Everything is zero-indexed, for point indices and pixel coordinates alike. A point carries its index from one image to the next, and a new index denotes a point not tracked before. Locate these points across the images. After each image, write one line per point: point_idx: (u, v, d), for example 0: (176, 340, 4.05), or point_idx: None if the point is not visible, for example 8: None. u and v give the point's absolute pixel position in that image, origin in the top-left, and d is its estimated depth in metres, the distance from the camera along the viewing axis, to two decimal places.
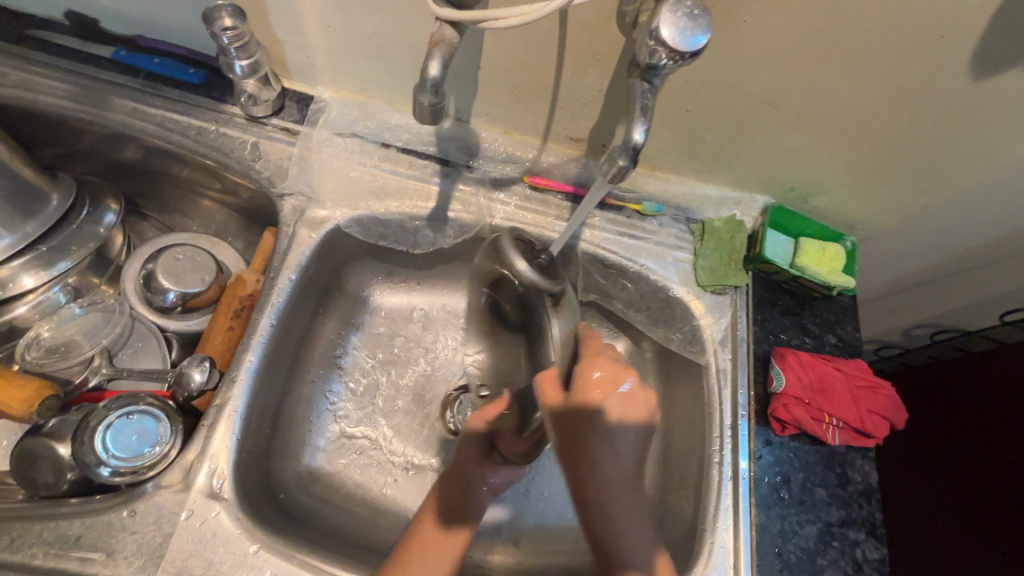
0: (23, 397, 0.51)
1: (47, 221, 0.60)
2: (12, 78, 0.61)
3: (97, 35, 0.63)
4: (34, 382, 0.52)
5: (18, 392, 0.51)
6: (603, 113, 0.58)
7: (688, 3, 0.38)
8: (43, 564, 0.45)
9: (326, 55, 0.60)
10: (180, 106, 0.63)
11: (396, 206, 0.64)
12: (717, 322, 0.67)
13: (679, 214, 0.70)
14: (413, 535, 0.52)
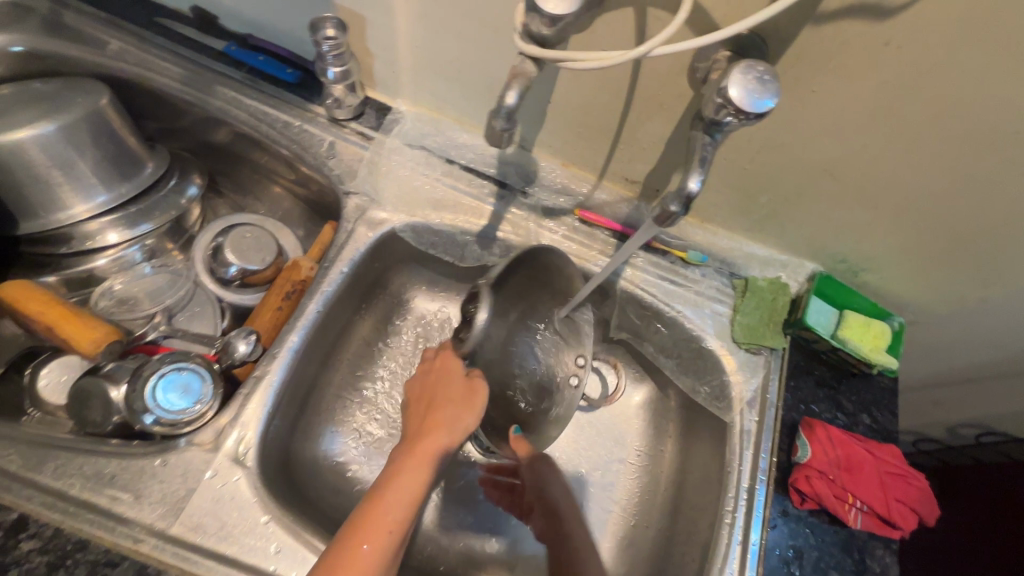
0: (92, 337, 0.55)
1: (139, 184, 0.67)
2: (135, 56, 0.67)
3: (211, 28, 0.70)
4: (104, 325, 0.56)
5: (88, 333, 0.55)
6: (662, 159, 0.61)
7: (759, 67, 0.39)
8: (76, 495, 0.47)
9: (412, 72, 0.64)
10: (273, 101, 0.68)
11: (450, 218, 0.68)
12: (747, 381, 0.67)
13: (723, 267, 0.71)
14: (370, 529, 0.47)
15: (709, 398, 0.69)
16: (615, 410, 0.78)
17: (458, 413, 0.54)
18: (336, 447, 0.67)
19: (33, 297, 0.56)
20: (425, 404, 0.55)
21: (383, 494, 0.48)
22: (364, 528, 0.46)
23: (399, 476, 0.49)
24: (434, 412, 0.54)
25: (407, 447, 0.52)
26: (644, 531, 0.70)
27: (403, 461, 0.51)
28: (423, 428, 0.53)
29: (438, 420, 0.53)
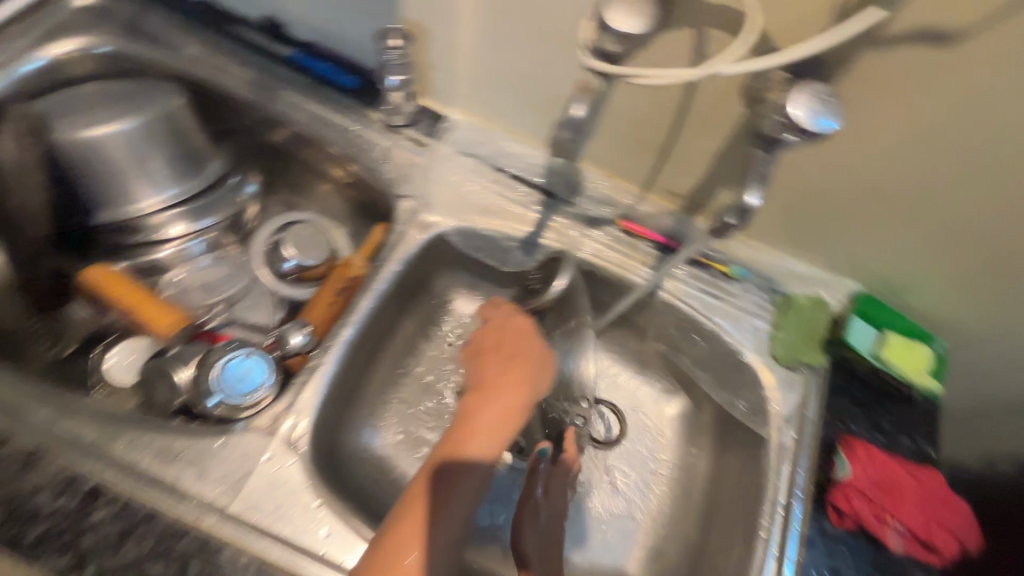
0: (166, 322, 0.61)
1: (204, 181, 0.72)
2: (207, 59, 0.71)
3: (278, 35, 0.73)
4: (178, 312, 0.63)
5: (163, 318, 0.62)
6: (709, 174, 0.63)
7: (821, 92, 0.41)
8: (146, 469, 0.50)
9: (469, 83, 0.67)
10: (333, 105, 0.72)
11: (496, 224, 0.70)
12: (785, 398, 0.66)
13: (764, 283, 0.71)
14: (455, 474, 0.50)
15: (746, 412, 0.69)
16: (647, 421, 0.79)
17: (540, 374, 0.59)
18: (376, 441, 0.69)
19: (121, 283, 0.63)
20: (506, 359, 0.59)
21: (470, 440, 0.52)
22: (455, 471, 0.50)
23: (488, 423, 0.53)
24: (518, 369, 0.58)
25: (491, 395, 0.55)
26: (675, 543, 0.71)
27: (493, 407, 0.54)
28: (508, 382, 0.56)
29: (520, 373, 0.57)
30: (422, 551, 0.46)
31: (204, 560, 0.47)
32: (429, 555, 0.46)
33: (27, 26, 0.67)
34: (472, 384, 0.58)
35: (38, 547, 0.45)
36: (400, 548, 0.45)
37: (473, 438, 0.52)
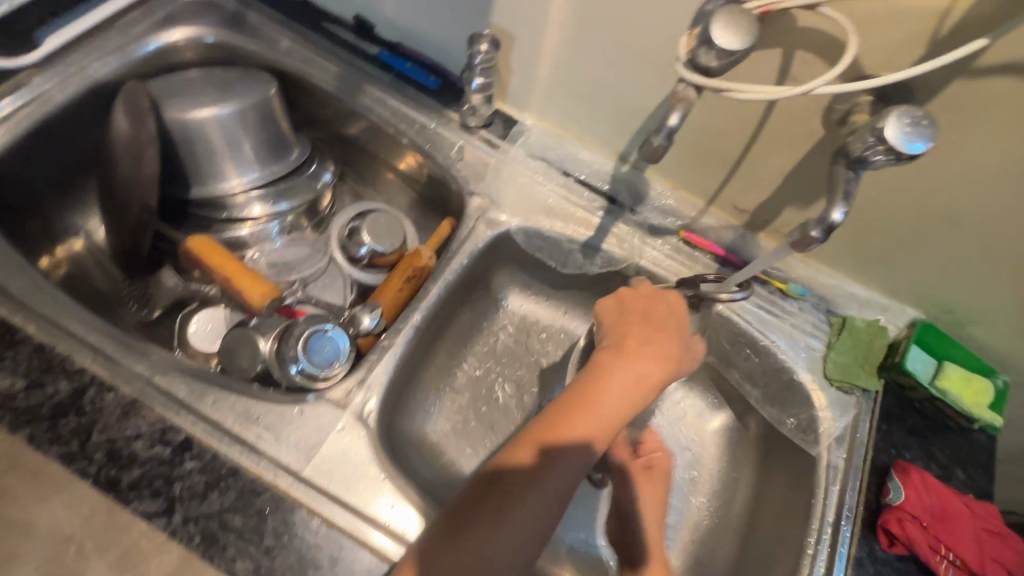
0: (261, 292, 0.64)
1: (286, 166, 0.75)
2: (300, 52, 0.76)
3: (366, 34, 0.77)
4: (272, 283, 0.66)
5: (258, 288, 0.65)
6: (778, 191, 0.64)
7: (918, 112, 0.42)
8: (229, 428, 0.53)
9: (546, 89, 0.70)
10: (414, 103, 0.75)
11: (561, 226, 0.72)
12: (837, 419, 0.67)
13: (821, 303, 0.71)
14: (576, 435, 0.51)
15: (795, 430, 0.69)
16: (690, 431, 0.79)
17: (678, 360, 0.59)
18: (427, 427, 0.71)
19: (217, 254, 0.66)
20: (651, 331, 0.59)
21: (599, 400, 0.53)
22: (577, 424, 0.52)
23: (620, 388, 0.54)
24: (661, 346, 0.58)
25: (629, 361, 0.56)
26: (714, 555, 0.71)
27: (630, 368, 0.55)
28: (646, 348, 0.57)
29: (663, 344, 0.58)
30: (528, 503, 0.48)
31: (279, 517, 0.50)
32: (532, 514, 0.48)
33: (144, 11, 0.72)
34: (612, 339, 0.59)
35: (133, 489, 0.48)
36: (511, 496, 0.48)
37: (604, 395, 0.54)
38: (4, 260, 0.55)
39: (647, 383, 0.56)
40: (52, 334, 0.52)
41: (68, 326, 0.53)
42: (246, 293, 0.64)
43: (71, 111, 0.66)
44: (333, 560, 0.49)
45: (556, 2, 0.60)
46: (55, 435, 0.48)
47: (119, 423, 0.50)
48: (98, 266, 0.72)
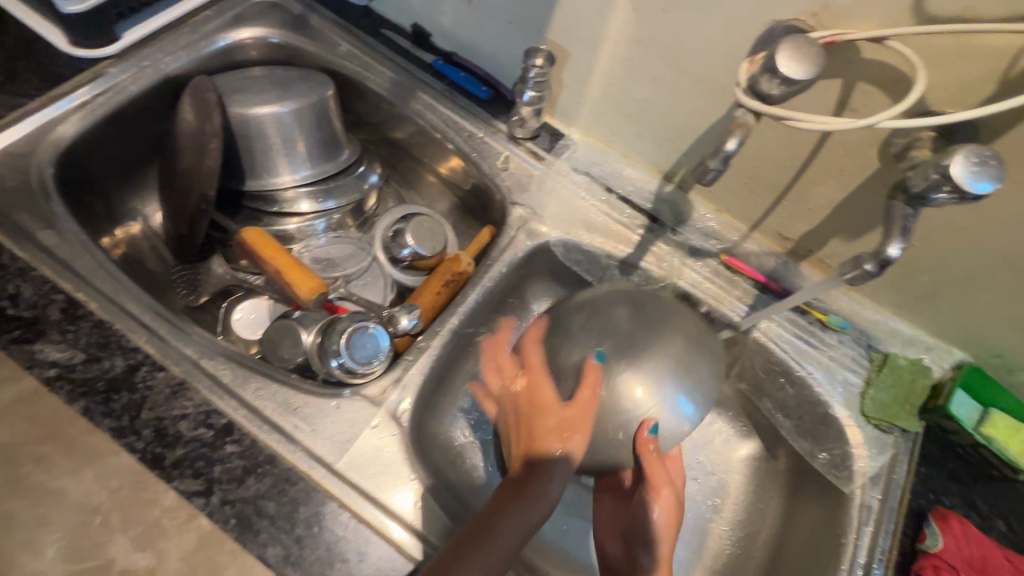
0: (310, 286, 0.65)
1: (337, 167, 0.77)
2: (358, 56, 0.78)
3: (423, 42, 0.79)
4: (320, 278, 0.66)
5: (308, 282, 0.65)
6: (826, 221, 0.63)
7: (986, 151, 0.41)
8: (268, 416, 0.55)
9: (596, 106, 0.71)
10: (464, 112, 0.76)
11: (600, 241, 0.72)
12: (873, 458, 0.65)
13: (862, 337, 0.70)
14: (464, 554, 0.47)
15: (828, 465, 0.68)
16: (716, 457, 0.78)
17: (569, 412, 0.54)
18: (455, 429, 0.72)
19: (270, 245, 0.67)
20: (527, 397, 0.57)
21: (489, 517, 0.49)
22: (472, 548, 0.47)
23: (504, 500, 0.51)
24: (541, 415, 0.55)
25: (517, 474, 0.53)
26: None
27: (517, 482, 0.52)
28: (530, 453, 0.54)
29: (536, 435, 0.54)
30: None
31: (313, 508, 0.50)
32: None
33: (216, 11, 0.76)
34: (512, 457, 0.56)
35: (175, 468, 0.49)
36: None
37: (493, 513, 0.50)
38: (73, 239, 0.58)
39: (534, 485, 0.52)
40: (112, 312, 0.55)
41: (127, 306, 0.56)
42: (295, 287, 0.65)
43: (142, 102, 0.69)
44: (362, 559, 0.49)
45: (614, 22, 0.61)
46: (108, 409, 0.50)
47: (166, 403, 0.52)
48: (151, 250, 0.74)
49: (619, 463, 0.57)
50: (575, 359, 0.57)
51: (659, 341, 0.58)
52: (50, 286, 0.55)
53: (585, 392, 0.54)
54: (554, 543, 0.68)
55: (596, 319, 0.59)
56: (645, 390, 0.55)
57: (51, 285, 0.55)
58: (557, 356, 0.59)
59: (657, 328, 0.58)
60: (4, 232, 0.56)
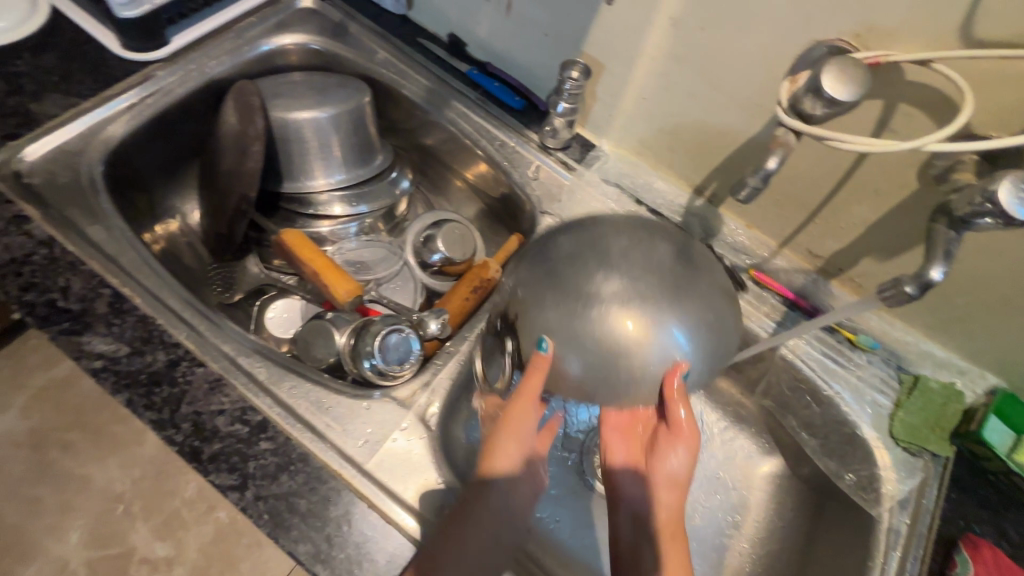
0: (346, 288, 0.67)
1: (370, 172, 0.79)
2: (394, 64, 0.79)
3: (458, 52, 0.80)
4: (356, 281, 0.68)
5: (343, 284, 0.67)
6: (860, 240, 0.63)
7: None
8: (302, 415, 0.56)
9: (629, 119, 0.71)
10: (497, 120, 0.77)
11: None
12: (902, 481, 0.64)
13: (891, 358, 0.69)
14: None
15: (854, 487, 0.67)
16: (738, 473, 0.77)
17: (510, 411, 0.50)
18: None
19: (307, 246, 0.68)
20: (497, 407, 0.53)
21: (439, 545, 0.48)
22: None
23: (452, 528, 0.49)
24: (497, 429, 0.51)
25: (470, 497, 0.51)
26: None
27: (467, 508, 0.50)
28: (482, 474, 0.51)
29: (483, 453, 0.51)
30: None
31: (343, 507, 0.51)
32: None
33: (259, 18, 0.78)
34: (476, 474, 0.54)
35: (212, 462, 0.51)
36: None
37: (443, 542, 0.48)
38: (120, 235, 0.60)
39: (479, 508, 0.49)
40: (155, 307, 0.57)
41: (169, 302, 0.57)
42: (331, 289, 0.66)
43: (186, 104, 0.72)
44: (391, 561, 0.50)
45: (652, 38, 0.61)
46: (149, 402, 0.52)
47: (205, 398, 0.53)
48: (189, 247, 0.77)
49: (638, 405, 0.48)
50: (602, 290, 0.45)
51: (692, 288, 0.46)
52: (98, 281, 0.56)
53: (531, 384, 0.48)
54: (575, 552, 0.68)
55: (587, 247, 0.47)
56: (673, 328, 0.45)
57: (99, 279, 0.57)
58: (579, 285, 0.46)
59: (692, 283, 0.47)
60: (56, 226, 0.59)
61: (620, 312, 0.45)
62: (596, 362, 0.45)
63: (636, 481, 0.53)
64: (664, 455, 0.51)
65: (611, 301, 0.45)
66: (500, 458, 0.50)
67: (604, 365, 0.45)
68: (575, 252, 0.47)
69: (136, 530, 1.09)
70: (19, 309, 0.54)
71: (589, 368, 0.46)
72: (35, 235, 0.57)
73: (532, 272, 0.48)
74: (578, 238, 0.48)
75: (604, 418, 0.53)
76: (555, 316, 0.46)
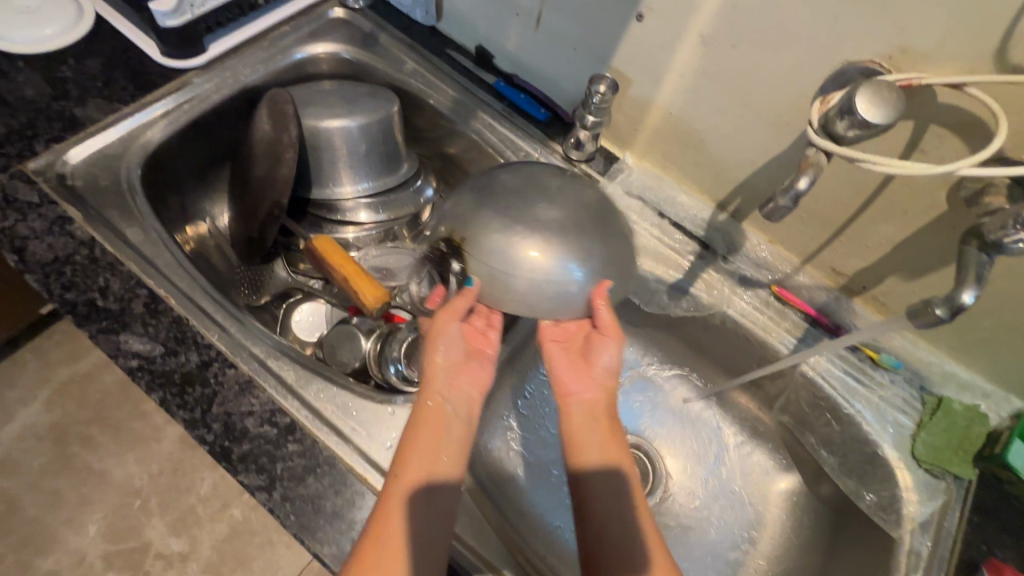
0: (374, 294, 0.67)
1: (395, 181, 0.80)
2: (423, 75, 0.81)
3: (485, 64, 0.82)
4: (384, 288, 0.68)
5: (372, 290, 0.67)
6: (884, 259, 0.63)
7: None
8: (329, 418, 0.57)
9: (654, 133, 0.72)
10: (522, 132, 0.78)
11: (650, 266, 0.74)
12: (923, 503, 0.63)
13: (915, 379, 0.69)
14: (386, 494, 0.46)
15: (874, 507, 0.66)
16: (753, 489, 0.78)
17: (444, 320, 0.55)
18: (493, 443, 0.74)
19: (337, 255, 0.69)
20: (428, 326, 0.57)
21: (400, 452, 0.49)
22: (395, 488, 0.46)
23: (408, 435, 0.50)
24: (434, 340, 0.55)
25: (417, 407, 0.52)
26: None
27: (417, 414, 0.51)
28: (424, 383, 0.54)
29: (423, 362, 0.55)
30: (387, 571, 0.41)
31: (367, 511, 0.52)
32: (441, 527, 0.46)
33: (293, 28, 0.80)
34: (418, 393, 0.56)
35: (242, 462, 0.52)
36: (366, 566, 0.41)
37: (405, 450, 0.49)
38: (156, 237, 0.62)
39: (431, 410, 0.52)
40: (188, 309, 0.58)
41: (203, 305, 0.59)
42: (360, 294, 0.67)
43: (221, 110, 0.73)
44: None
45: (681, 54, 0.62)
46: (183, 401, 0.53)
47: (235, 399, 0.54)
48: (217, 249, 0.77)
49: (569, 312, 0.54)
50: (536, 214, 0.52)
51: (610, 231, 0.54)
52: (134, 282, 0.58)
53: (460, 301, 0.54)
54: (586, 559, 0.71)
55: (524, 180, 0.55)
56: (588, 250, 0.52)
57: (136, 280, 0.58)
58: (519, 206, 0.53)
59: (609, 220, 0.55)
60: (95, 228, 0.60)
61: (546, 231, 0.52)
62: (518, 275, 0.51)
63: (578, 378, 0.58)
64: (600, 352, 0.57)
65: (540, 223, 0.52)
66: (433, 354, 0.55)
67: (532, 275, 0.51)
68: (517, 184, 0.55)
69: (152, 526, 1.11)
70: (60, 307, 0.56)
71: (514, 280, 0.52)
72: (76, 236, 0.59)
73: (476, 195, 0.55)
74: (518, 173, 0.56)
75: (543, 331, 0.60)
76: (495, 231, 0.52)
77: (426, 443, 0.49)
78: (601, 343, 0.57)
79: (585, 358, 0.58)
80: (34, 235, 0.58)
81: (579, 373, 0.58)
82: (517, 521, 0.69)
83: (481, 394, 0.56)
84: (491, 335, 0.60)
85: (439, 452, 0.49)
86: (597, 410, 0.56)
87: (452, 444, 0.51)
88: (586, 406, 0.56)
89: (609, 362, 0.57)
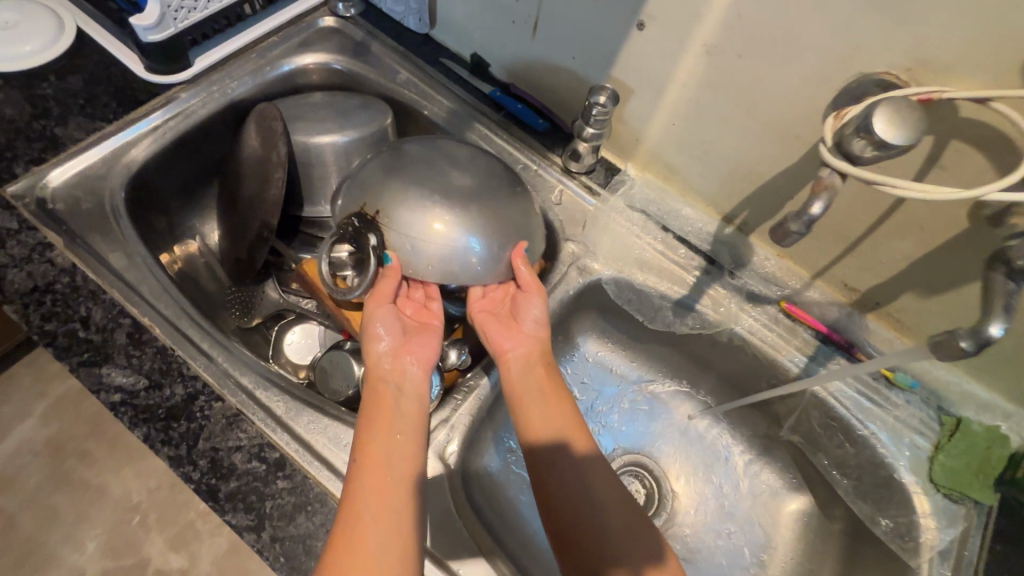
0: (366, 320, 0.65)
1: None
2: (416, 85, 0.78)
3: (480, 72, 0.79)
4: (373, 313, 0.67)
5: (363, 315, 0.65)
6: (899, 276, 0.60)
7: None
8: (320, 452, 0.55)
9: (656, 144, 0.69)
10: (520, 143, 0.76)
11: (654, 281, 0.71)
12: (942, 530, 0.61)
13: (932, 399, 0.67)
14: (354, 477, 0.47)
15: (891, 533, 0.64)
16: (763, 509, 0.75)
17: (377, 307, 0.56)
18: (495, 465, 0.70)
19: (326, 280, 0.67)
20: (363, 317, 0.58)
21: (360, 437, 0.50)
22: (361, 469, 0.48)
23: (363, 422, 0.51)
24: (371, 329, 0.56)
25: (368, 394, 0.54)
26: None
27: (370, 400, 0.53)
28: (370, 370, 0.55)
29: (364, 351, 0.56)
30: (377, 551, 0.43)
31: None
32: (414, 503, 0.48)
33: (281, 38, 0.77)
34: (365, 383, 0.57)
35: (229, 501, 0.50)
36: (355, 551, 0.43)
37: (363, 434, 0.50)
38: (140, 262, 0.60)
39: (382, 391, 0.53)
40: (174, 337, 0.56)
41: (188, 332, 0.57)
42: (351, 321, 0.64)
43: (207, 125, 0.71)
44: None
45: (685, 65, 0.59)
46: (167, 437, 0.51)
47: (222, 434, 0.52)
48: (206, 268, 0.75)
49: (494, 276, 0.58)
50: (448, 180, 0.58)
51: (517, 198, 0.61)
52: (118, 310, 0.56)
53: (388, 282, 0.56)
54: None
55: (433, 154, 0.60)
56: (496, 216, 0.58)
57: (119, 308, 0.56)
58: (430, 175, 0.58)
59: (518, 189, 0.61)
60: (77, 254, 0.58)
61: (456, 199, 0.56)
62: (422, 241, 0.55)
63: (510, 335, 0.61)
64: (527, 309, 0.61)
65: (446, 191, 0.57)
66: (374, 340, 0.56)
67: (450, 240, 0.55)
68: (424, 157, 0.60)
69: (151, 542, 1.10)
70: (39, 339, 0.54)
71: (417, 246, 0.55)
72: (57, 263, 0.57)
73: (386, 166, 0.59)
74: (424, 147, 0.61)
75: (471, 305, 0.63)
76: (401, 199, 0.56)
77: (381, 425, 0.51)
78: (525, 299, 0.61)
79: (513, 316, 0.62)
80: (13, 263, 0.56)
81: (511, 330, 0.61)
82: (523, 553, 0.65)
83: (428, 368, 0.57)
84: (433, 306, 0.62)
85: (393, 428, 0.51)
86: (533, 361, 0.60)
87: (405, 419, 0.52)
88: (521, 360, 0.60)
89: (535, 316, 0.61)
